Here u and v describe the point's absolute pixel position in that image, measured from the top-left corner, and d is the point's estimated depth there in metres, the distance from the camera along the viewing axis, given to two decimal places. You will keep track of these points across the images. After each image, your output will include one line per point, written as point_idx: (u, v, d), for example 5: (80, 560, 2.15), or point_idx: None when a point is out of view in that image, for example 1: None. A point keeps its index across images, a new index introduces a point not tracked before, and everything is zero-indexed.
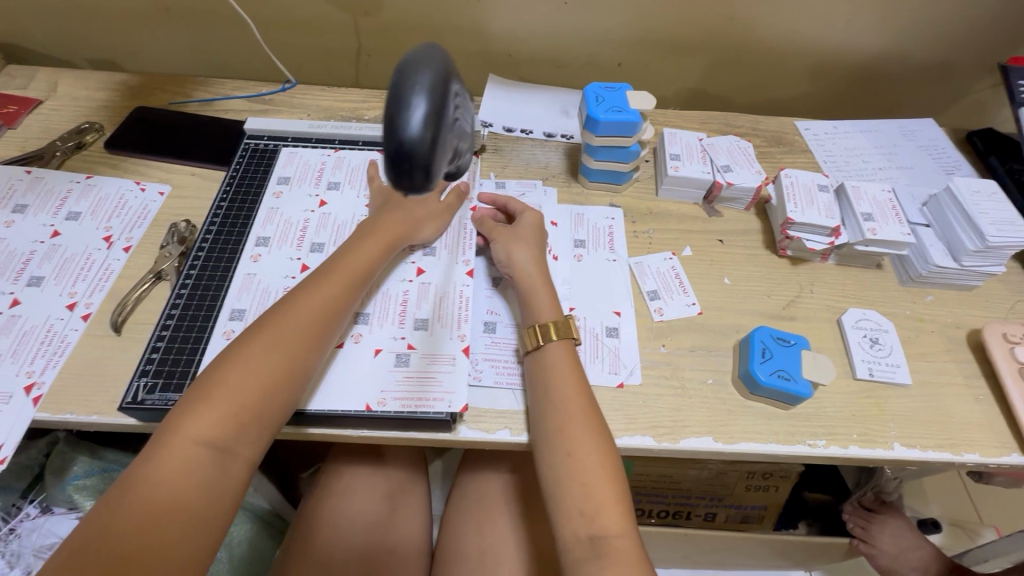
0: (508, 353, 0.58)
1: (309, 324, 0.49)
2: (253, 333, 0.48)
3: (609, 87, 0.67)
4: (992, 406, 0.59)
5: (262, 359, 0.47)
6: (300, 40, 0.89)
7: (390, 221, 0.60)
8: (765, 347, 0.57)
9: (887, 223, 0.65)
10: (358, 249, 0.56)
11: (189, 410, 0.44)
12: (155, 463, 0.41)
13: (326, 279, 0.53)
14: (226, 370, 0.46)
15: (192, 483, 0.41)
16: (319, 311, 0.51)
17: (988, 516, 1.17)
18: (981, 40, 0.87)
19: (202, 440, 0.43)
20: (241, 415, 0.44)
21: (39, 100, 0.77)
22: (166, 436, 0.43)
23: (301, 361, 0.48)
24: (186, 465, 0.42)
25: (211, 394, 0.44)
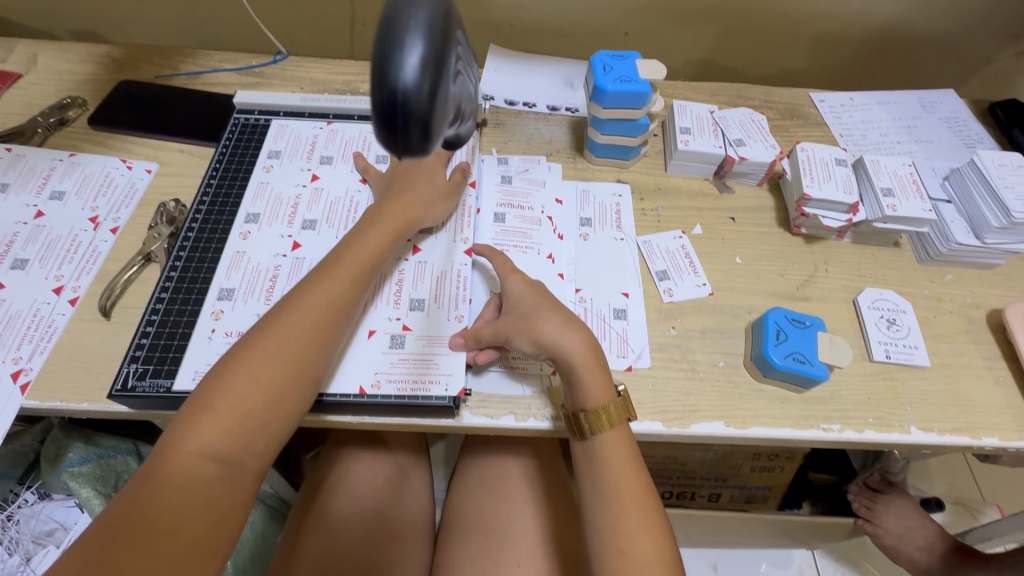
0: None
1: (313, 327, 0.47)
2: (254, 338, 0.46)
3: (617, 55, 0.64)
4: (1012, 388, 0.57)
5: (267, 364, 0.44)
6: (291, 9, 0.85)
7: (397, 208, 0.56)
8: (779, 328, 0.55)
9: (908, 199, 0.62)
10: (362, 242, 0.53)
11: (190, 422, 0.41)
12: (159, 478, 0.39)
13: (329, 276, 0.50)
14: (228, 377, 0.43)
15: (200, 497, 0.39)
16: (323, 312, 0.48)
17: (991, 495, 1.17)
18: (1007, 5, 0.82)
19: (207, 452, 0.41)
20: (245, 424, 0.42)
21: (18, 74, 0.73)
22: (167, 450, 0.40)
23: (309, 364, 0.46)
24: (192, 478, 0.40)
25: (213, 402, 0.42)
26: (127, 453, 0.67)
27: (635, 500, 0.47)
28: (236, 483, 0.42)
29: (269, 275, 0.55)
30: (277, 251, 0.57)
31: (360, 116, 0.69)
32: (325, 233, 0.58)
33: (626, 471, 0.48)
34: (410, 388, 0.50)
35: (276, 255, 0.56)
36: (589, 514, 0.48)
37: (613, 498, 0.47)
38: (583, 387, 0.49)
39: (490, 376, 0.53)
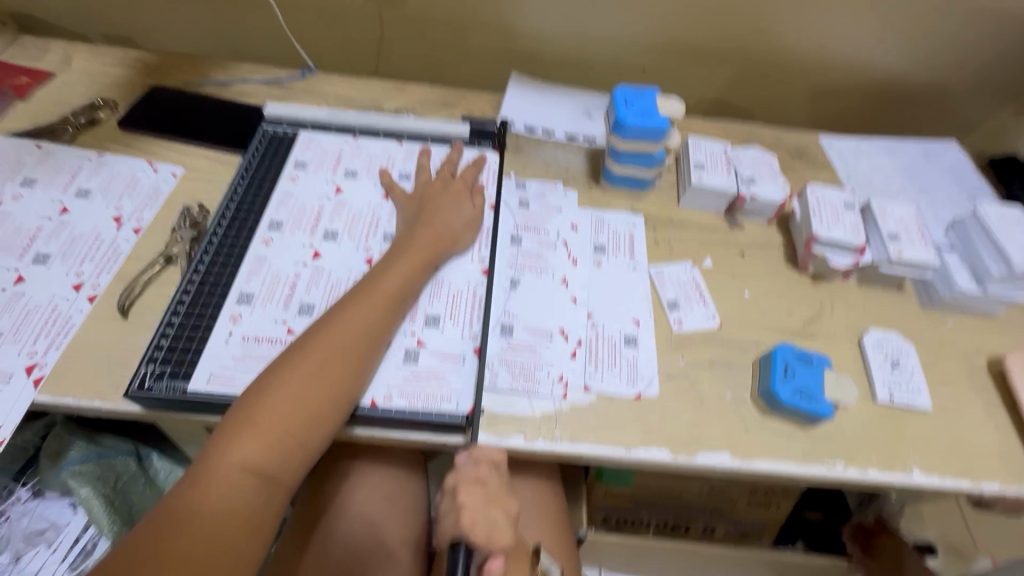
0: (527, 357, 0.56)
1: (352, 347, 0.48)
2: (295, 355, 0.47)
3: (638, 91, 0.66)
4: (1011, 435, 0.58)
5: (307, 385, 0.45)
6: (322, 26, 0.87)
7: (428, 235, 0.58)
8: (787, 363, 0.56)
9: (913, 244, 0.64)
10: (398, 268, 0.55)
11: (233, 435, 0.42)
12: (200, 488, 0.40)
13: (368, 299, 0.52)
14: (269, 394, 0.44)
15: (241, 509, 0.40)
16: (362, 334, 0.49)
17: (984, 543, 1.16)
18: (1009, 65, 0.86)
19: (249, 466, 0.42)
20: (284, 440, 0.44)
21: (52, 73, 0.75)
22: (210, 462, 0.41)
23: (347, 384, 0.47)
24: (234, 489, 0.41)
25: (256, 417, 0.43)
26: (126, 454, 0.67)
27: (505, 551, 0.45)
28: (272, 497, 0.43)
29: (291, 283, 0.56)
30: (299, 259, 0.58)
31: (385, 132, 0.71)
32: (346, 245, 0.60)
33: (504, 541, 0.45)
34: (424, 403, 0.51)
35: (298, 264, 0.57)
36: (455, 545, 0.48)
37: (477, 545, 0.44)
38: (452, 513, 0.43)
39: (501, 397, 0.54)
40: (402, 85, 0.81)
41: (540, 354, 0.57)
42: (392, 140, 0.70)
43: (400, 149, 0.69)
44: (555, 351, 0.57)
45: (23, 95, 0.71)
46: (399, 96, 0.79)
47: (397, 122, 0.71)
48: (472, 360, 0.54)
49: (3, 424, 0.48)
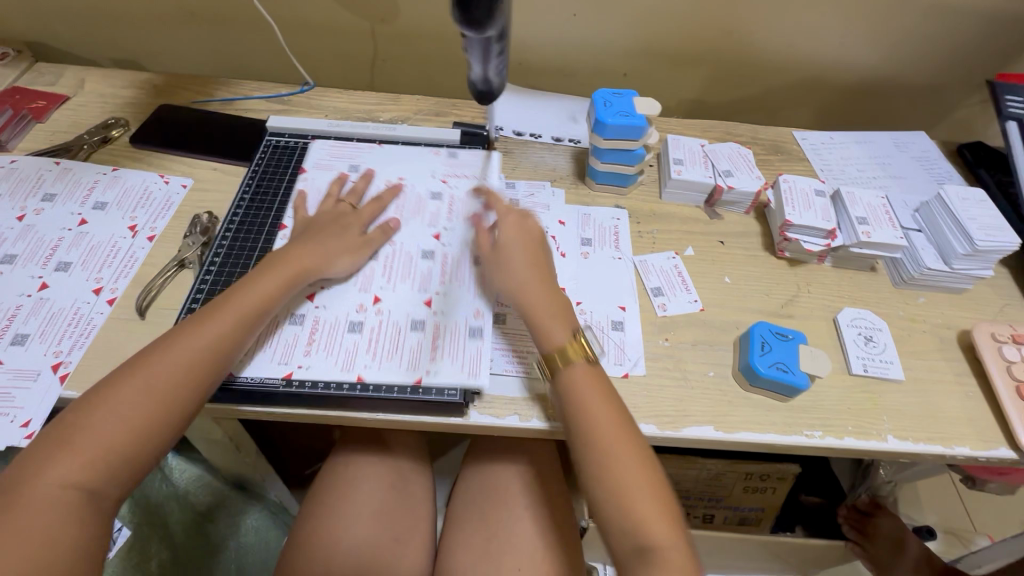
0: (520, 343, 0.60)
1: (180, 366, 0.48)
2: (124, 375, 0.48)
3: (616, 93, 0.70)
4: (980, 402, 0.61)
5: (126, 402, 0.46)
6: (318, 45, 0.92)
7: (294, 255, 0.58)
8: (765, 340, 0.60)
9: (881, 227, 0.68)
10: (254, 284, 0.55)
11: (45, 458, 0.43)
12: (52, 455, 0.44)
13: (210, 316, 0.52)
14: (91, 414, 0.45)
15: (22, 531, 0.41)
16: (191, 354, 0.49)
17: (981, 524, 1.19)
18: (972, 58, 0.91)
19: (68, 483, 0.43)
20: (107, 458, 0.44)
21: (67, 96, 0.79)
22: (26, 484, 0.42)
23: (159, 405, 0.47)
24: (38, 511, 0.41)
25: (70, 441, 0.44)
26: None
27: (620, 440, 0.50)
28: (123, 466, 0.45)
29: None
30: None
31: (381, 140, 0.75)
32: None
33: (615, 432, 0.50)
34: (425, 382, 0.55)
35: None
36: (587, 479, 0.50)
37: (595, 437, 0.50)
38: (542, 328, 0.55)
39: (497, 381, 0.57)
40: (395, 96, 0.86)
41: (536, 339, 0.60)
42: (388, 147, 0.74)
43: (396, 154, 0.74)
44: None
45: (40, 117, 0.76)
46: (394, 107, 0.84)
47: (392, 130, 0.75)
48: (474, 339, 0.57)
49: (32, 418, 0.52)
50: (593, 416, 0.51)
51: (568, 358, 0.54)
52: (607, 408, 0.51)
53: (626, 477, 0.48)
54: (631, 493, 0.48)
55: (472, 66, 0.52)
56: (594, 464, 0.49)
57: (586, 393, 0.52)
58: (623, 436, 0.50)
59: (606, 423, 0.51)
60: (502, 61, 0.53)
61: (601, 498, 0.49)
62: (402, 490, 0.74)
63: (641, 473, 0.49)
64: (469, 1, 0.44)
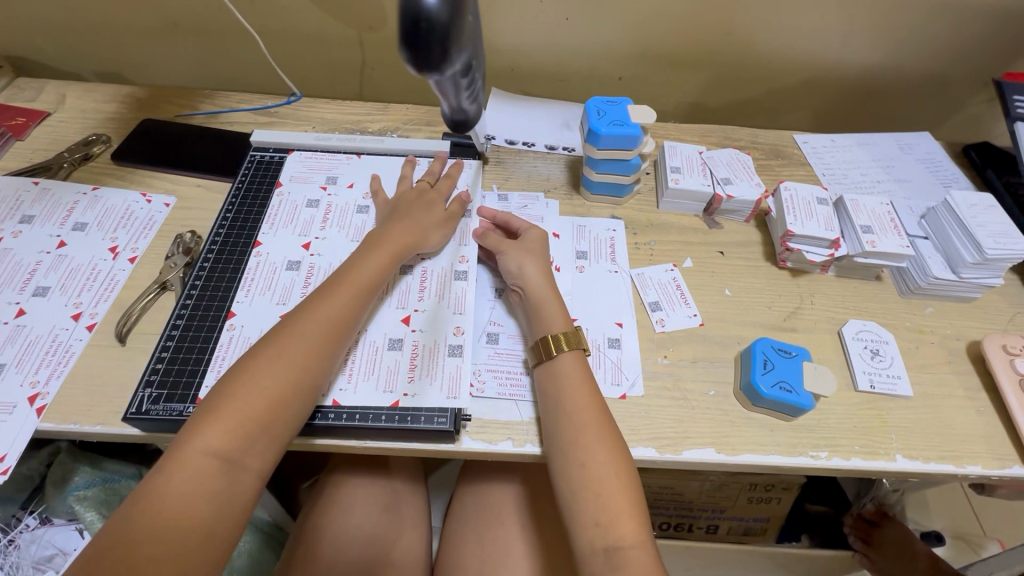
0: (512, 364, 0.58)
1: (318, 335, 0.49)
2: (262, 345, 0.48)
3: (610, 101, 0.68)
4: (992, 418, 0.59)
5: (270, 370, 0.46)
6: (305, 53, 0.90)
7: (398, 232, 0.60)
8: (767, 357, 0.58)
9: (886, 235, 0.65)
10: (366, 260, 0.56)
11: (200, 424, 0.43)
12: (166, 475, 0.41)
13: (335, 289, 0.53)
14: (241, 381, 0.46)
15: (196, 494, 0.41)
16: (328, 323, 0.50)
17: (990, 529, 1.16)
18: (977, 55, 0.88)
19: (213, 451, 0.42)
20: (250, 425, 0.44)
21: (47, 112, 0.78)
22: (178, 450, 0.42)
23: (306, 372, 0.48)
24: (197, 475, 0.41)
25: (220, 405, 0.44)
26: (130, 477, 0.68)
27: (594, 429, 0.50)
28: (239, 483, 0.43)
29: (282, 289, 0.59)
30: (288, 266, 0.61)
31: (368, 152, 0.73)
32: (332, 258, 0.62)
33: (592, 422, 0.50)
34: (413, 408, 0.52)
35: (289, 271, 0.60)
36: (554, 461, 0.50)
37: (570, 424, 0.50)
38: (544, 318, 0.57)
39: (489, 404, 0.55)
40: (384, 106, 0.84)
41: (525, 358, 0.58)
42: (376, 159, 0.72)
43: (384, 167, 0.71)
44: None
45: (20, 134, 0.74)
46: (383, 117, 0.82)
47: (379, 142, 0.73)
48: (451, 357, 0.56)
49: (8, 452, 0.50)
50: (575, 405, 0.51)
51: (561, 348, 0.54)
52: (589, 403, 0.51)
53: (596, 467, 0.48)
54: (594, 481, 0.48)
55: (444, 101, 0.47)
56: (565, 445, 0.50)
57: (573, 383, 0.52)
58: (600, 426, 0.50)
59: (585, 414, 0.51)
60: (475, 90, 0.47)
61: (564, 479, 0.49)
62: (396, 511, 0.72)
63: (610, 468, 0.48)
64: (421, 47, 0.37)
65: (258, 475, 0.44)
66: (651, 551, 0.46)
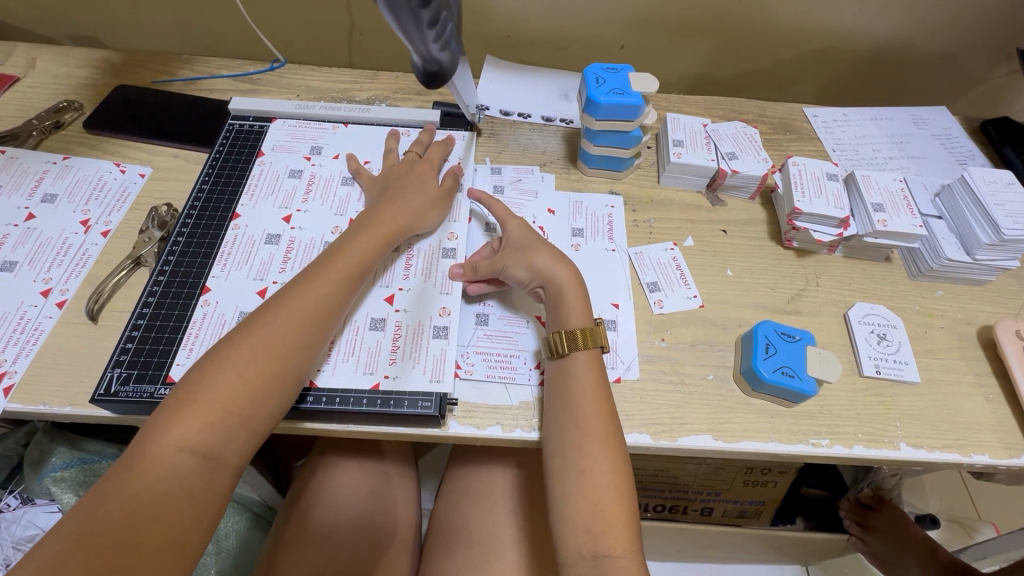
0: (501, 346, 0.55)
1: (302, 325, 0.46)
2: (240, 333, 0.45)
3: (610, 68, 0.64)
4: (1002, 405, 0.57)
5: (250, 361, 0.43)
6: (290, 17, 0.85)
7: (387, 214, 0.56)
8: (769, 341, 0.55)
9: (898, 214, 0.62)
10: (354, 245, 0.53)
11: (172, 416, 0.40)
12: (138, 469, 0.38)
13: (320, 274, 0.49)
14: (217, 371, 0.42)
15: (168, 491, 0.38)
16: (312, 311, 0.47)
17: (987, 513, 1.16)
18: (1000, 23, 0.83)
19: (187, 446, 0.39)
20: (227, 420, 0.41)
21: (16, 77, 0.73)
22: (147, 443, 0.39)
23: (290, 364, 0.45)
24: (170, 472, 0.38)
25: (195, 396, 0.41)
26: (111, 459, 0.66)
27: (600, 436, 0.47)
28: (215, 479, 0.40)
29: (260, 264, 0.56)
30: (267, 240, 0.57)
31: (354, 122, 0.69)
32: (313, 232, 0.58)
33: (598, 426, 0.47)
34: (397, 391, 0.50)
35: (268, 245, 0.57)
36: (553, 462, 0.48)
37: (575, 426, 0.48)
38: (565, 310, 0.53)
39: (477, 387, 0.53)
40: (373, 73, 0.79)
41: (516, 341, 0.56)
42: (362, 130, 0.68)
43: (370, 138, 0.68)
44: (531, 337, 0.56)
45: None
46: (371, 85, 0.78)
47: (365, 111, 0.69)
48: (437, 339, 0.53)
49: None
50: (583, 410, 0.48)
51: (577, 344, 0.51)
52: (598, 404, 0.48)
53: (596, 474, 0.46)
54: (591, 489, 0.45)
55: (412, 49, 0.48)
56: (566, 449, 0.47)
57: (585, 385, 0.49)
58: (607, 433, 0.48)
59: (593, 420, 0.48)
60: (441, 32, 0.49)
61: (559, 481, 0.47)
62: (386, 493, 0.70)
63: (610, 476, 0.46)
64: None
65: (235, 470, 0.42)
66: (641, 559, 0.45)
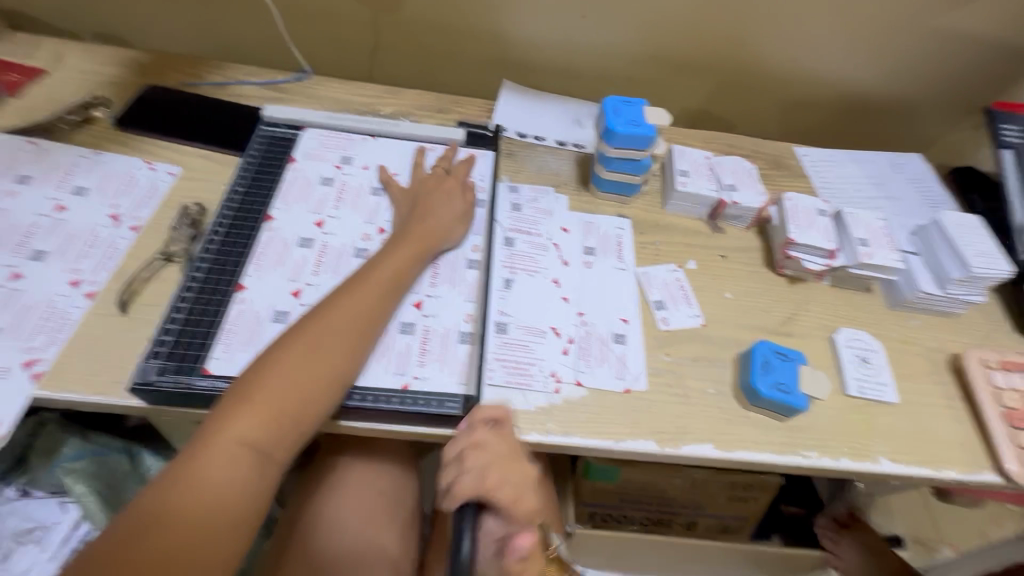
0: (520, 353, 0.58)
1: (347, 333, 0.50)
2: (290, 339, 0.49)
3: (626, 101, 0.69)
4: (969, 426, 0.62)
5: (301, 366, 0.47)
6: (316, 30, 0.89)
7: (420, 232, 0.60)
8: (766, 359, 0.60)
9: (880, 249, 0.68)
10: (390, 258, 0.57)
11: (231, 412, 0.44)
12: (202, 459, 0.42)
13: (362, 286, 0.54)
14: (272, 373, 0.46)
15: (231, 480, 0.42)
16: (356, 321, 0.51)
17: (947, 535, 1.22)
18: (967, 83, 0.92)
19: (245, 441, 0.44)
20: (279, 420, 0.45)
21: (44, 71, 0.75)
22: (211, 435, 0.43)
23: (337, 368, 0.49)
24: (230, 463, 0.43)
25: (253, 396, 0.45)
26: (119, 451, 0.68)
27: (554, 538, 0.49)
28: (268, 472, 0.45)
29: (294, 265, 0.58)
30: (301, 243, 0.60)
31: (381, 136, 0.72)
32: (344, 238, 0.61)
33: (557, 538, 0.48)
34: (425, 392, 0.53)
35: (302, 248, 0.60)
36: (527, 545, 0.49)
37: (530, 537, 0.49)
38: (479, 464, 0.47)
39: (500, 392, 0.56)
40: (396, 89, 0.83)
41: (532, 350, 0.59)
42: (389, 143, 0.72)
43: (397, 151, 0.71)
44: (547, 347, 0.59)
45: (15, 91, 0.71)
46: (395, 101, 0.81)
47: (393, 125, 0.72)
48: (463, 344, 0.57)
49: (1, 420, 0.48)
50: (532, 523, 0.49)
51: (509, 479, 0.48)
52: None
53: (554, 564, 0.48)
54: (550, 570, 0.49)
55: None
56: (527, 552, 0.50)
57: None
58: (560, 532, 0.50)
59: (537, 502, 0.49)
60: None
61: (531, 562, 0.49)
62: (392, 494, 0.72)
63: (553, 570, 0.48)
64: None
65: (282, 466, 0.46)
66: None
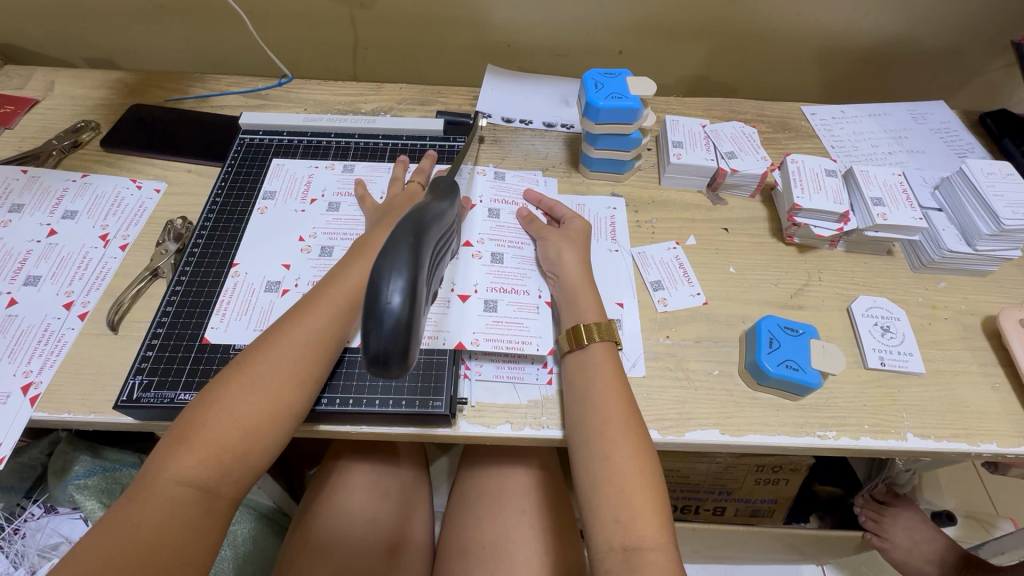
0: (512, 332, 0.56)
1: (292, 364, 0.46)
2: (232, 373, 0.45)
3: (608, 74, 0.66)
4: (1008, 393, 0.57)
5: (242, 401, 0.44)
6: (296, 33, 0.88)
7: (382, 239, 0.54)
8: (773, 336, 0.56)
9: (898, 208, 0.63)
10: (346, 272, 0.52)
11: (171, 452, 0.42)
12: (141, 503, 0.40)
13: (312, 309, 0.49)
14: (214, 409, 0.43)
15: (176, 520, 0.40)
16: (304, 349, 0.47)
17: (1004, 508, 1.14)
18: (994, 19, 0.84)
19: (184, 480, 0.41)
20: (221, 455, 0.42)
21: (36, 100, 0.76)
22: (150, 476, 0.41)
23: (286, 401, 0.45)
24: (170, 502, 0.40)
25: (194, 433, 0.42)
26: (131, 466, 0.69)
27: (621, 425, 0.48)
28: (213, 509, 0.42)
29: (274, 271, 0.58)
30: (275, 252, 0.59)
31: (361, 135, 0.71)
32: (321, 242, 0.60)
33: (618, 416, 0.48)
34: (409, 391, 0.52)
35: (268, 294, 0.56)
36: (577, 455, 0.48)
37: (598, 418, 0.49)
38: (581, 307, 0.55)
39: (489, 386, 0.54)
40: (377, 86, 0.81)
41: (527, 327, 0.56)
42: (369, 141, 0.71)
43: (377, 150, 0.70)
44: (542, 323, 0.57)
45: (8, 123, 0.73)
46: (377, 97, 0.80)
47: (371, 122, 0.71)
48: (450, 331, 0.55)
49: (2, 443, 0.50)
50: (605, 405, 0.49)
51: (591, 338, 0.52)
52: (642, 491, 0.45)
53: (619, 463, 0.46)
54: (615, 477, 0.46)
55: (375, 332, 0.32)
56: (589, 438, 0.48)
57: (622, 492, 0.45)
58: (631, 427, 0.48)
59: (611, 386, 0.50)
60: (399, 317, 0.32)
61: (585, 473, 0.47)
62: (400, 496, 0.71)
63: (609, 463, 0.46)
64: (378, 357, 0.32)
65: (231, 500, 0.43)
66: (671, 554, 0.44)
